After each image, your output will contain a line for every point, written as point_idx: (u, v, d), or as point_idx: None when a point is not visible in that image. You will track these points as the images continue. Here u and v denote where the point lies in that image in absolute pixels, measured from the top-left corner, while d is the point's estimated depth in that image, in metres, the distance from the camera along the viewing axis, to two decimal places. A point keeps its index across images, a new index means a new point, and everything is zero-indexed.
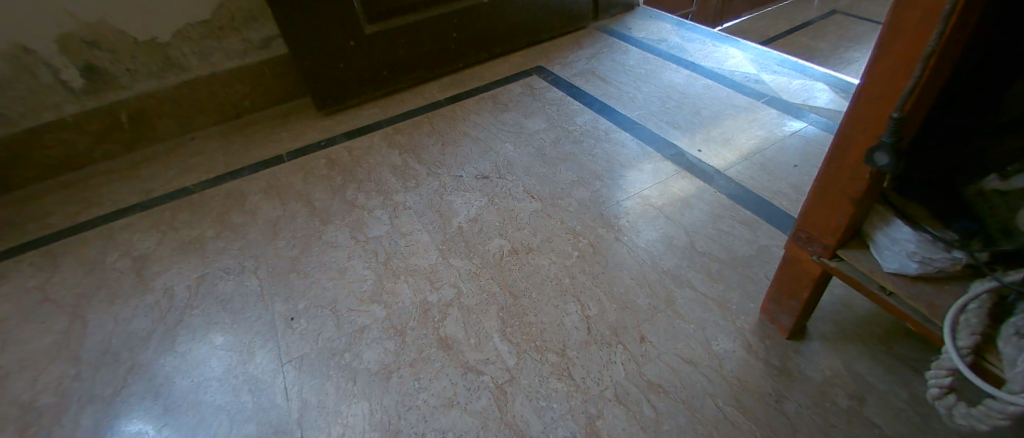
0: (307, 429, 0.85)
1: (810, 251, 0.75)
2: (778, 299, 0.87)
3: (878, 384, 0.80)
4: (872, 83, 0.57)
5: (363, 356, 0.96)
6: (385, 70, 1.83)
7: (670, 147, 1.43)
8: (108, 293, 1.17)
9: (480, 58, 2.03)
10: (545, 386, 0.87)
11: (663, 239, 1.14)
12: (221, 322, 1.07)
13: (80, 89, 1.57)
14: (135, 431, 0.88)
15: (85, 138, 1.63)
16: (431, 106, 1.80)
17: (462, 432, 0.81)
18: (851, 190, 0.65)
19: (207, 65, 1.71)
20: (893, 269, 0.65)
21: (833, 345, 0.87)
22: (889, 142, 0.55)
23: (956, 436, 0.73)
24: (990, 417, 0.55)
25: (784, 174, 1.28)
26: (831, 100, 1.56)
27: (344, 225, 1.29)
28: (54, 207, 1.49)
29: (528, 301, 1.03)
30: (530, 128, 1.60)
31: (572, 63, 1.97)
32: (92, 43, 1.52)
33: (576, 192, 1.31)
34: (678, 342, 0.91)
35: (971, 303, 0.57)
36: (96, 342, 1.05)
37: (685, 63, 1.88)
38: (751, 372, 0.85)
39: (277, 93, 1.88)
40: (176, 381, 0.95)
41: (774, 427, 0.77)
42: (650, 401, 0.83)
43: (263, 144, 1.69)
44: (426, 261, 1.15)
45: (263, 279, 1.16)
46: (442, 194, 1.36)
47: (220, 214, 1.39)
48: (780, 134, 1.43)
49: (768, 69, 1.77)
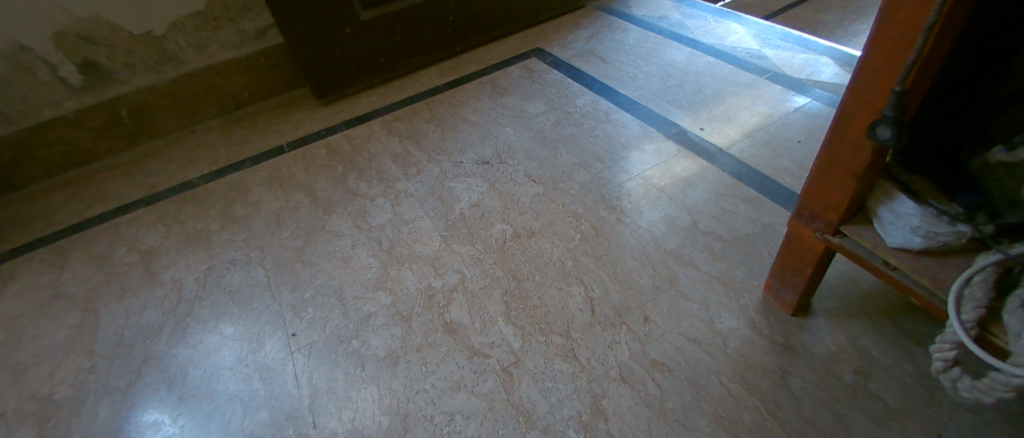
0: (318, 415, 0.86)
1: (813, 227, 0.75)
2: (781, 276, 0.87)
3: (883, 358, 0.81)
4: (874, 55, 0.56)
5: (370, 342, 0.97)
6: (382, 57, 1.81)
7: (671, 126, 1.42)
8: (118, 287, 1.18)
9: (478, 42, 2.00)
10: (550, 367, 0.88)
11: (666, 220, 1.13)
12: (230, 313, 1.08)
13: (79, 85, 1.56)
14: (151, 421, 0.90)
15: (87, 134, 1.63)
16: (430, 92, 1.78)
17: (469, 414, 0.83)
18: (854, 165, 0.64)
19: (204, 57, 1.70)
20: (897, 244, 0.65)
21: (837, 321, 0.88)
22: (891, 116, 0.54)
23: (960, 408, 0.73)
24: (995, 389, 0.55)
25: (787, 150, 1.27)
26: (836, 73, 1.53)
27: (346, 214, 1.30)
28: (61, 204, 1.51)
29: (532, 284, 1.03)
30: (529, 111, 1.59)
31: (571, 44, 1.94)
32: (88, 39, 1.50)
33: (578, 175, 1.30)
34: (682, 321, 0.92)
35: (977, 276, 0.56)
36: (109, 335, 1.07)
37: (686, 40, 1.84)
38: (755, 349, 0.85)
39: (275, 83, 1.87)
40: (189, 371, 0.97)
41: (778, 402, 0.77)
42: (655, 380, 0.83)
43: (263, 136, 1.68)
44: (429, 248, 1.16)
45: (269, 270, 1.17)
46: (444, 181, 1.35)
47: (224, 206, 1.39)
48: (783, 110, 1.41)
49: (771, 44, 1.73)
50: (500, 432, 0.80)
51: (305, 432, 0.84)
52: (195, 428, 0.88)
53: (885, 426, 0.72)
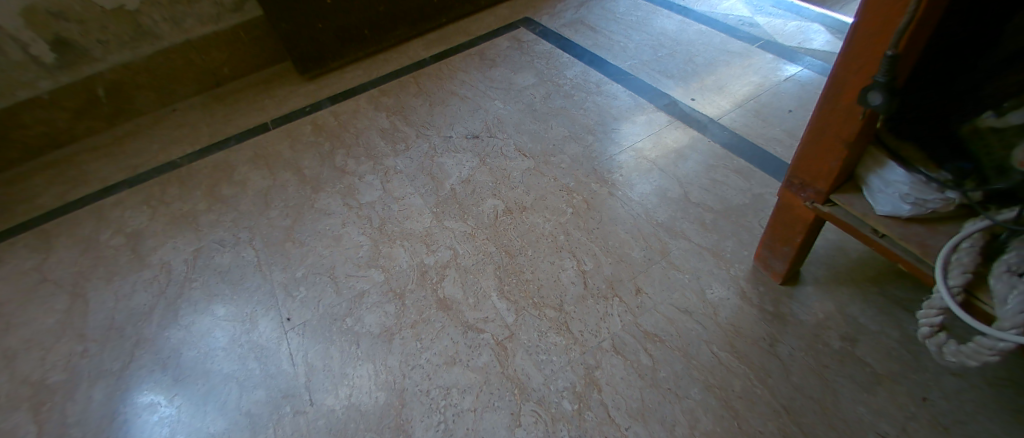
0: (315, 393, 0.87)
1: (803, 197, 0.75)
2: (772, 246, 0.87)
3: (869, 324, 0.83)
4: (869, 18, 0.54)
5: (364, 320, 0.97)
6: (366, 29, 1.75)
7: (663, 97, 1.40)
8: (106, 271, 1.16)
9: (464, 12, 1.93)
10: (544, 340, 0.89)
11: (658, 192, 1.13)
12: (222, 294, 1.07)
13: (52, 63, 1.50)
14: (148, 402, 0.90)
15: (63, 115, 1.57)
16: (416, 65, 1.73)
17: (465, 388, 0.84)
18: (845, 133, 0.64)
19: (180, 31, 1.63)
20: (886, 212, 0.66)
21: (825, 288, 0.89)
22: (883, 81, 0.53)
23: (944, 371, 0.75)
24: (980, 353, 0.56)
25: (778, 120, 1.26)
26: (827, 41, 1.51)
27: (335, 192, 1.27)
28: (41, 187, 1.46)
29: (525, 259, 1.03)
30: (519, 83, 1.56)
31: (560, 13, 1.88)
32: (58, 14, 1.43)
33: (569, 148, 1.28)
34: (674, 292, 0.93)
35: (964, 242, 0.57)
36: (100, 319, 1.06)
37: (677, 8, 1.80)
38: (746, 318, 0.87)
39: (255, 58, 1.80)
40: (182, 352, 0.97)
41: (768, 369, 0.79)
42: (647, 350, 0.85)
43: (246, 114, 1.63)
44: (420, 225, 1.15)
45: (259, 250, 1.16)
46: (433, 156, 1.33)
47: (209, 186, 1.36)
48: (774, 79, 1.40)
49: (763, 11, 1.70)
50: (497, 404, 0.81)
51: (303, 409, 0.85)
52: (193, 408, 0.88)
53: (871, 390, 0.75)
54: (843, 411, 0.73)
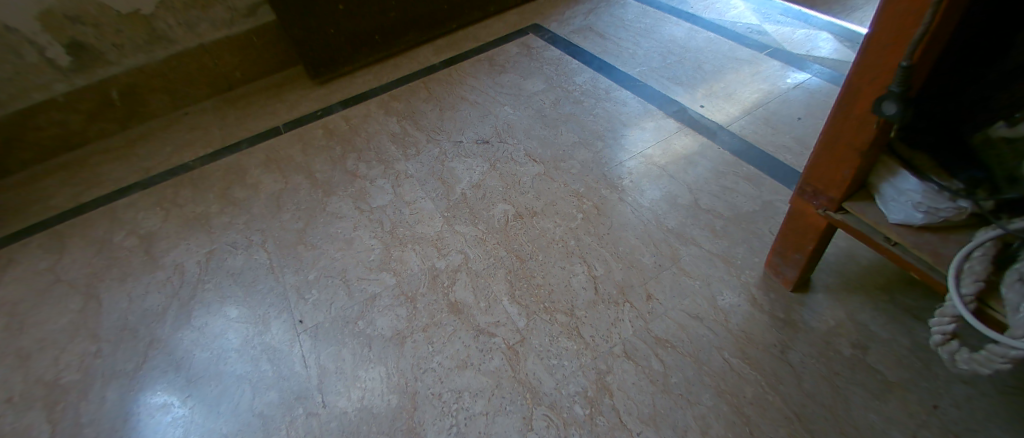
0: (327, 395, 0.88)
1: (815, 204, 0.76)
2: (782, 253, 0.88)
3: (880, 332, 0.83)
4: (883, 29, 0.55)
5: (376, 323, 0.98)
6: (377, 35, 1.77)
7: (672, 104, 1.41)
8: (120, 272, 1.18)
9: (474, 18, 1.95)
10: (556, 345, 0.89)
11: (667, 198, 1.13)
12: (234, 295, 1.09)
13: (68, 66, 1.52)
14: (161, 403, 0.91)
15: (78, 117, 1.59)
16: (426, 70, 1.75)
17: (477, 391, 0.84)
18: (857, 142, 0.64)
19: (194, 36, 1.66)
20: (898, 220, 0.66)
21: (835, 296, 0.89)
22: (897, 91, 0.54)
23: (957, 380, 0.75)
24: (992, 361, 0.56)
25: (787, 127, 1.26)
26: (835, 49, 1.51)
27: (347, 196, 1.29)
28: (55, 189, 1.48)
29: (535, 263, 1.04)
30: (528, 89, 1.57)
31: (569, 20, 1.90)
32: (75, 18, 1.46)
33: (579, 154, 1.29)
34: (684, 298, 0.93)
35: (976, 250, 0.57)
36: (114, 320, 1.07)
37: (685, 16, 1.81)
38: (757, 324, 0.87)
39: (267, 63, 1.83)
40: (195, 353, 0.98)
41: (779, 375, 0.79)
42: (658, 355, 0.85)
43: (258, 117, 1.65)
44: (432, 229, 1.16)
45: (271, 252, 1.17)
46: (443, 161, 1.34)
47: (222, 188, 1.38)
48: (783, 87, 1.40)
49: (771, 19, 1.71)
50: (508, 408, 0.82)
51: (315, 411, 0.86)
52: (205, 410, 0.89)
53: (882, 397, 0.75)
54: (855, 418, 0.73)
